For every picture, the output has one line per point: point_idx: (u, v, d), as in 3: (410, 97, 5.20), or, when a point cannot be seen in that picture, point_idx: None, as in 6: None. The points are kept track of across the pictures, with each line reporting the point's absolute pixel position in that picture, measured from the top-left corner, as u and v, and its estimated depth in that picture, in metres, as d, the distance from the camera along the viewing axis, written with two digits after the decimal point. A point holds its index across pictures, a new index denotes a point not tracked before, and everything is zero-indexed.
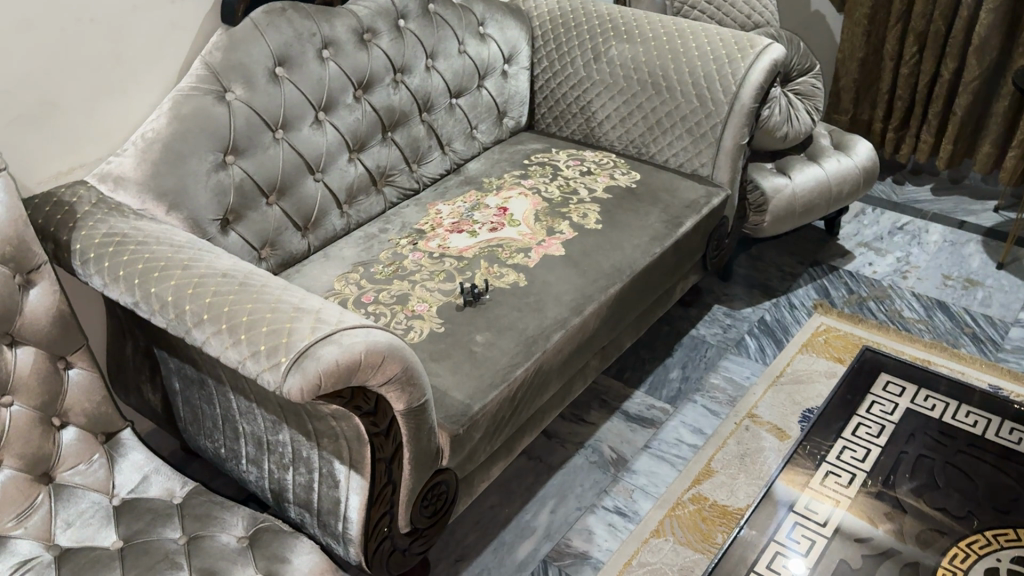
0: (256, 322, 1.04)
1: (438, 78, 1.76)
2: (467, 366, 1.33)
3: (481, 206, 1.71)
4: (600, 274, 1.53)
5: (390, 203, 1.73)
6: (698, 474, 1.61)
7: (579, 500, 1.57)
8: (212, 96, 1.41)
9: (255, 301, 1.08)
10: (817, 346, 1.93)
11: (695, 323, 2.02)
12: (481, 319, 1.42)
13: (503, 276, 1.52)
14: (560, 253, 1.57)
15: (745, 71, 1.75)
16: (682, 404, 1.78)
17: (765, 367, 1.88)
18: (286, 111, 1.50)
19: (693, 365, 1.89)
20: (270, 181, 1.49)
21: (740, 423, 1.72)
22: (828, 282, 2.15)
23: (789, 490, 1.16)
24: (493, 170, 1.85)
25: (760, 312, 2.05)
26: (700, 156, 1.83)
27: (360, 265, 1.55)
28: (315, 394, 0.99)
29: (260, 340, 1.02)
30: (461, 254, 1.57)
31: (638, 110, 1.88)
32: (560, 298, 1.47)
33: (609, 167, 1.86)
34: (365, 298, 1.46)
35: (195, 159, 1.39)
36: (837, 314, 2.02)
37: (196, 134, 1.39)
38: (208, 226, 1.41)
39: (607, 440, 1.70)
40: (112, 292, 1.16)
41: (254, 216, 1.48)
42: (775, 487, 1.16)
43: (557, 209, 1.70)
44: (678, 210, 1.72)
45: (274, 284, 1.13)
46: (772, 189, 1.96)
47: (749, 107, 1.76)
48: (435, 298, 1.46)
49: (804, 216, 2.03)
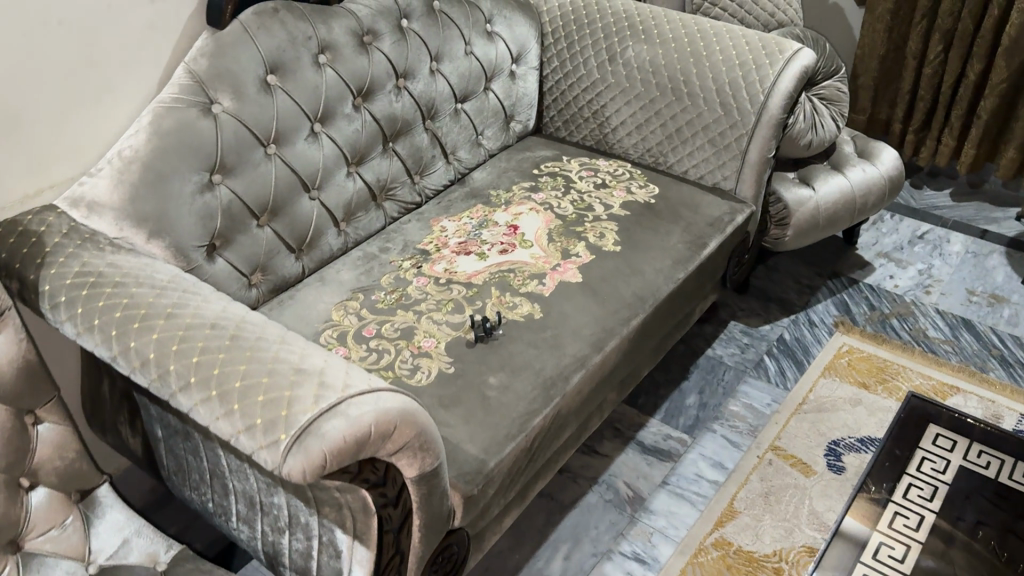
0: (251, 388, 0.92)
1: (442, 83, 1.62)
2: (480, 414, 1.21)
3: (490, 224, 1.58)
4: (620, 304, 1.41)
5: (391, 218, 1.60)
6: (720, 515, 1.51)
7: (594, 545, 1.47)
8: (198, 109, 1.27)
9: (248, 361, 0.95)
10: (840, 369, 1.83)
11: (711, 342, 1.90)
12: (494, 357, 1.30)
13: (517, 306, 1.39)
14: (577, 280, 1.45)
15: (774, 78, 1.62)
16: (701, 435, 1.68)
17: (787, 392, 1.77)
18: (279, 123, 1.36)
19: (711, 390, 1.78)
20: (261, 200, 1.35)
21: (763, 456, 1.62)
22: (848, 297, 2.04)
23: (849, 550, 1.09)
24: (500, 181, 1.72)
25: (779, 330, 1.94)
26: (722, 168, 1.71)
27: (360, 291, 1.42)
28: (320, 474, 0.88)
29: (255, 412, 0.90)
30: (470, 280, 1.44)
31: (656, 117, 1.75)
32: (579, 332, 1.35)
33: (625, 178, 1.74)
34: (366, 332, 1.33)
35: (178, 180, 1.25)
36: (859, 333, 1.92)
37: (180, 153, 1.25)
38: (193, 253, 1.28)
39: (622, 476, 1.59)
40: (86, 342, 1.03)
41: (244, 240, 1.35)
42: (836, 543, 1.10)
43: (572, 228, 1.57)
44: (701, 229, 1.60)
45: (270, 337, 1.00)
46: (796, 202, 1.84)
47: (777, 118, 1.64)
48: (443, 332, 1.34)
49: (827, 229, 1.92)
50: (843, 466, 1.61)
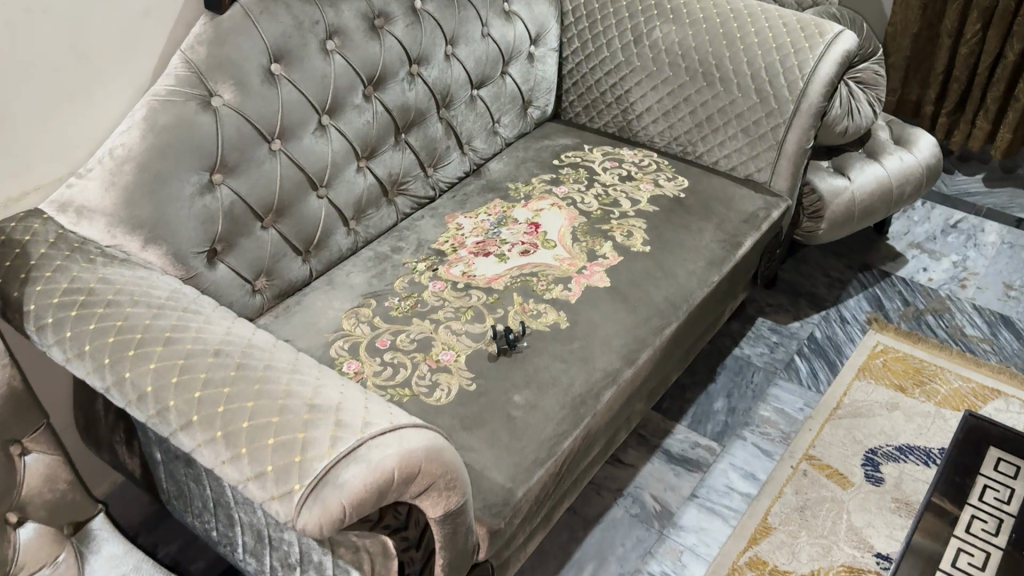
0: (261, 428, 0.82)
1: (458, 68, 1.51)
2: (506, 438, 1.12)
3: (509, 221, 1.47)
4: (653, 311, 1.31)
5: (403, 214, 1.50)
6: (754, 531, 1.43)
7: (621, 564, 1.39)
8: (197, 102, 1.16)
9: (256, 397, 0.85)
10: (875, 370, 1.74)
11: (738, 341, 1.81)
12: (519, 373, 1.20)
13: (542, 314, 1.29)
14: (605, 285, 1.34)
15: (815, 63, 1.51)
16: (730, 443, 1.59)
17: (819, 396, 1.69)
18: (284, 117, 1.25)
19: (739, 394, 1.69)
20: (266, 201, 1.25)
21: (798, 467, 1.54)
22: (880, 291, 1.95)
23: None
24: (518, 173, 1.61)
25: (809, 328, 1.85)
26: (756, 159, 1.61)
27: (372, 297, 1.32)
28: (339, 527, 0.79)
29: (266, 457, 0.80)
30: (490, 284, 1.34)
31: (684, 104, 1.64)
32: (609, 343, 1.25)
33: (652, 169, 1.63)
34: (380, 344, 1.24)
35: (175, 182, 1.15)
36: (894, 331, 1.83)
37: (178, 153, 1.15)
38: (192, 259, 1.18)
39: (649, 488, 1.51)
40: (76, 370, 0.94)
41: (247, 244, 1.25)
42: None
43: (597, 225, 1.46)
44: (735, 226, 1.50)
45: (279, 367, 0.91)
46: (830, 192, 1.73)
47: (817, 106, 1.53)
48: (463, 344, 1.24)
49: (862, 220, 1.82)
50: (881, 477, 1.52)
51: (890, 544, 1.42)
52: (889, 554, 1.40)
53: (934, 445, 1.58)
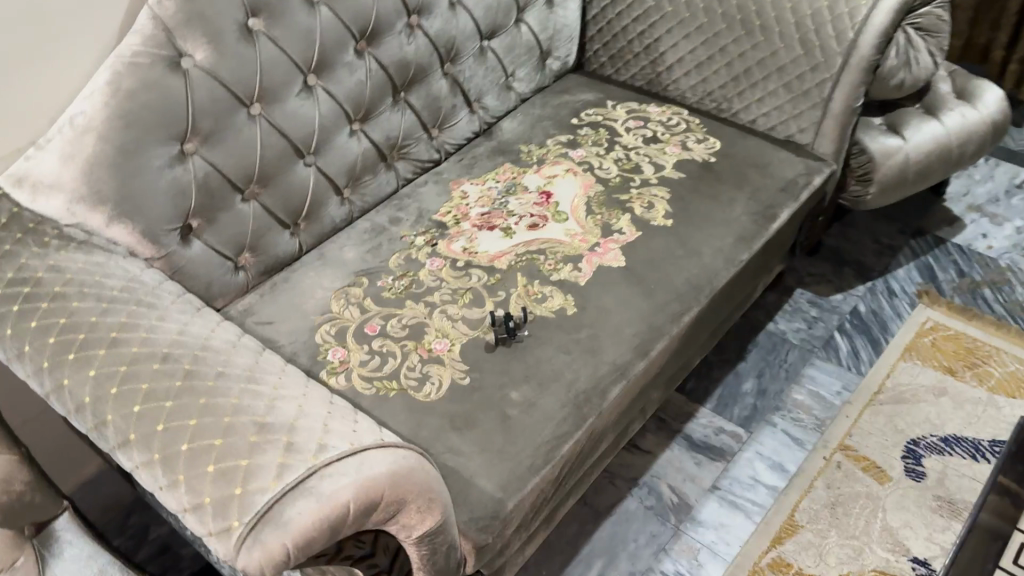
0: (202, 451, 0.73)
1: (465, 17, 1.36)
2: (499, 441, 1.02)
3: (519, 189, 1.35)
4: (671, 295, 1.18)
5: (405, 179, 1.38)
6: (779, 529, 1.33)
7: (632, 562, 1.30)
8: (165, 65, 1.04)
9: (200, 414, 0.76)
10: (923, 349, 1.59)
11: (773, 315, 1.68)
12: (518, 366, 1.09)
13: (547, 298, 1.17)
14: (619, 265, 1.22)
15: (868, 9, 1.31)
16: (758, 430, 1.48)
17: (859, 378, 1.55)
18: (263, 80, 1.13)
19: (771, 374, 1.56)
20: (245, 172, 1.15)
21: (831, 458, 1.42)
22: (933, 260, 1.79)
23: None
24: (532, 133, 1.48)
25: (852, 301, 1.71)
26: (798, 119, 1.44)
27: (364, 275, 1.22)
28: (284, 569, 0.70)
29: (205, 487, 0.71)
30: (493, 262, 1.22)
31: (720, 55, 1.48)
32: (620, 332, 1.13)
33: (680, 129, 1.48)
34: (369, 329, 1.14)
35: (143, 154, 1.04)
36: (945, 306, 1.67)
37: (146, 122, 1.04)
38: (165, 237, 1.09)
39: (666, 478, 1.41)
40: (19, 372, 0.86)
41: (226, 219, 1.15)
42: None
43: (615, 195, 1.33)
44: (770, 195, 1.35)
45: (232, 376, 0.81)
46: (882, 153, 1.56)
47: (869, 61, 1.34)
48: (458, 331, 1.13)
49: (916, 183, 1.64)
50: (923, 472, 1.40)
51: (929, 547, 1.30)
52: (927, 559, 1.28)
53: (984, 436, 1.44)
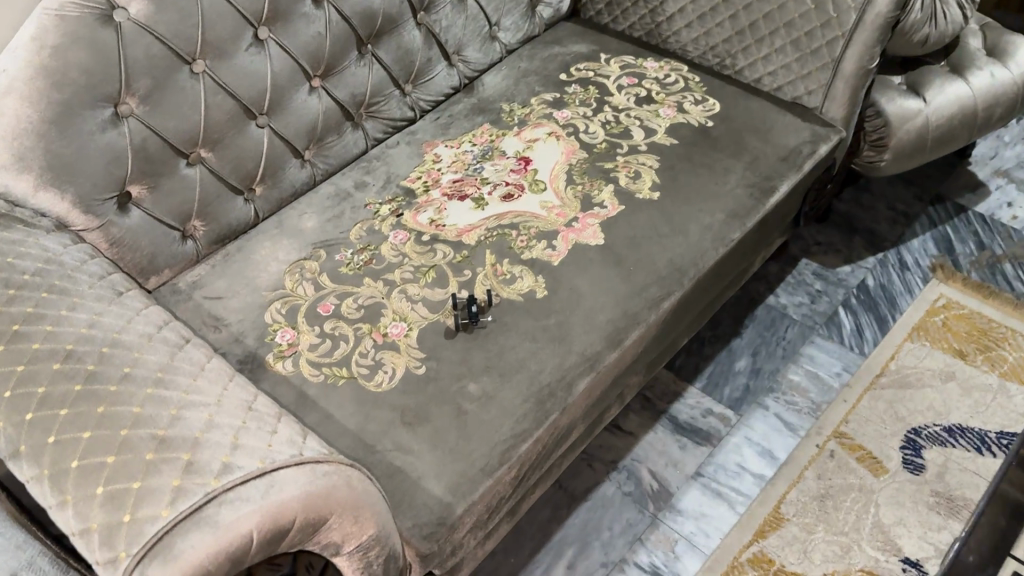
0: (94, 469, 0.67)
1: None
2: (452, 438, 0.94)
3: (496, 155, 1.25)
4: (652, 277, 1.09)
5: (375, 139, 1.29)
6: (763, 523, 1.25)
7: (605, 552, 1.24)
8: (96, 17, 0.94)
9: (95, 426, 0.69)
10: (932, 329, 1.49)
11: (774, 288, 1.58)
12: (479, 355, 1.01)
13: (516, 279, 1.08)
14: (597, 242, 1.12)
15: None
16: (749, 412, 1.40)
17: (862, 359, 1.46)
18: (207, 34, 1.03)
19: (767, 352, 1.47)
20: (189, 135, 1.06)
21: (824, 446, 1.34)
22: (951, 230, 1.67)
23: None
24: (516, 91, 1.37)
25: (860, 274, 1.60)
26: (806, 79, 1.32)
27: (322, 248, 1.13)
28: None
29: (91, 511, 0.65)
30: (461, 236, 1.14)
31: (724, 6, 1.34)
32: (591, 319, 1.04)
33: (677, 88, 1.37)
34: (322, 309, 1.06)
35: (74, 118, 0.95)
36: (961, 282, 1.56)
37: (75, 82, 0.94)
38: (100, 206, 1.01)
39: (648, 462, 1.34)
40: None
41: (170, 186, 1.07)
42: None
43: (599, 163, 1.23)
44: (770, 165, 1.23)
45: (139, 378, 0.74)
46: (899, 116, 1.43)
47: (886, 18, 1.21)
48: (418, 314, 1.05)
49: (936, 149, 1.52)
50: (922, 465, 1.31)
51: (922, 547, 1.22)
52: (919, 561, 1.20)
53: (990, 427, 1.35)
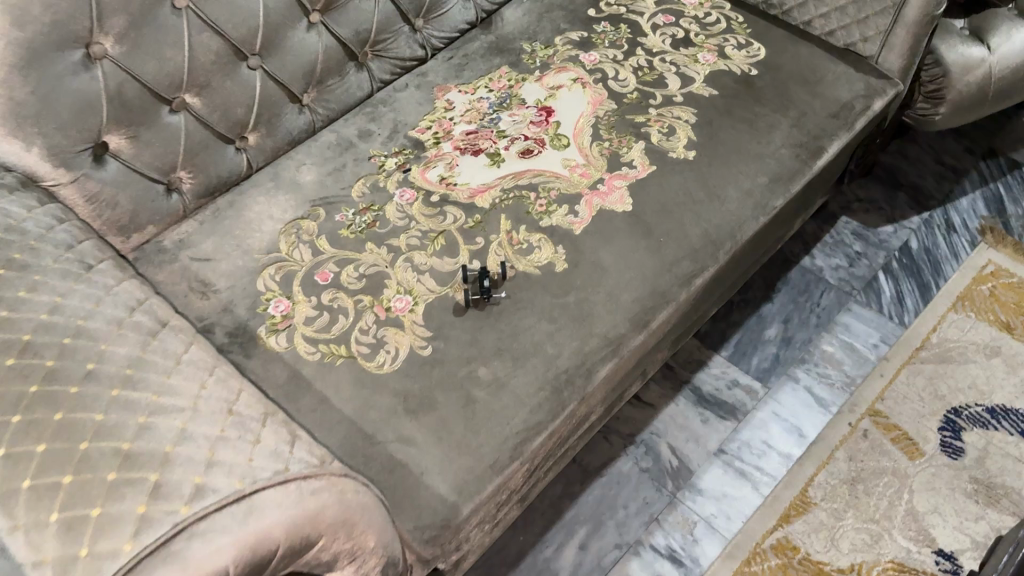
0: (47, 492, 0.58)
1: None
2: (459, 429, 0.85)
3: (515, 104, 1.13)
4: (683, 250, 0.98)
5: (382, 82, 1.17)
6: (788, 507, 1.18)
7: (619, 533, 1.17)
8: None
9: (51, 437, 0.61)
10: (978, 300, 1.39)
11: (810, 249, 1.47)
12: (490, 336, 0.91)
13: (533, 249, 0.98)
14: (623, 208, 1.01)
15: None
16: (778, 385, 1.31)
17: (901, 330, 1.36)
18: None
19: (800, 320, 1.38)
20: (171, 79, 0.94)
21: (857, 425, 1.25)
22: (1004, 189, 1.54)
23: None
24: (538, 29, 1.24)
25: (904, 235, 1.48)
26: (862, 25, 1.18)
27: (321, 206, 1.03)
28: None
29: (44, 541, 0.55)
30: (474, 197, 1.03)
31: None
32: (616, 297, 0.94)
33: (718, 30, 1.23)
34: (320, 277, 0.96)
35: (40, 59, 0.84)
36: (1012, 248, 1.45)
37: (39, 19, 0.82)
38: (73, 156, 0.89)
39: (667, 437, 1.26)
40: None
41: (152, 134, 0.95)
42: None
43: (628, 117, 1.11)
44: (819, 123, 1.11)
45: (103, 376, 0.66)
46: (961, 66, 1.29)
47: None
48: (424, 287, 0.95)
49: (998, 101, 1.38)
50: (961, 449, 1.22)
51: (957, 538, 1.14)
52: (954, 553, 1.13)
53: None
